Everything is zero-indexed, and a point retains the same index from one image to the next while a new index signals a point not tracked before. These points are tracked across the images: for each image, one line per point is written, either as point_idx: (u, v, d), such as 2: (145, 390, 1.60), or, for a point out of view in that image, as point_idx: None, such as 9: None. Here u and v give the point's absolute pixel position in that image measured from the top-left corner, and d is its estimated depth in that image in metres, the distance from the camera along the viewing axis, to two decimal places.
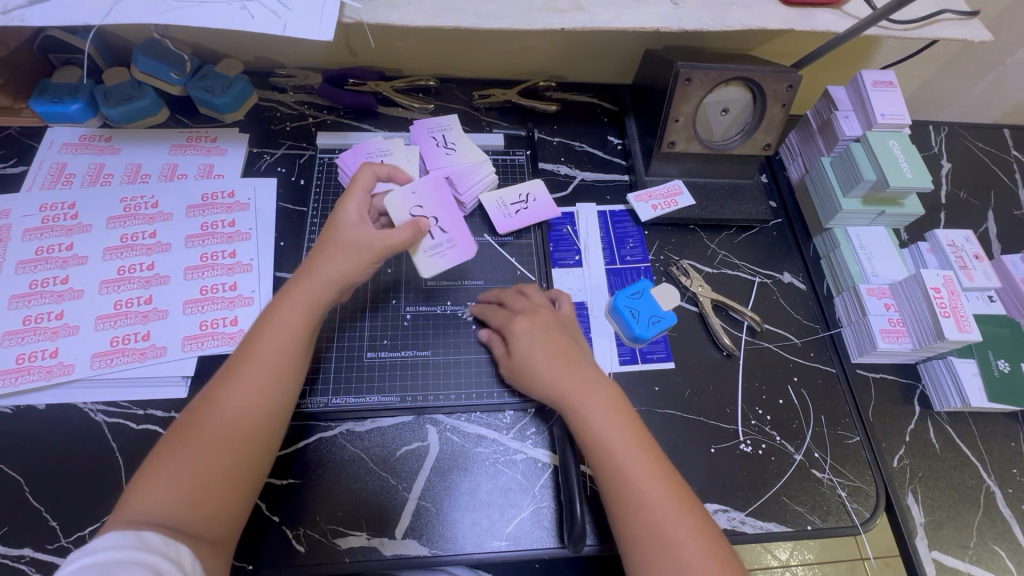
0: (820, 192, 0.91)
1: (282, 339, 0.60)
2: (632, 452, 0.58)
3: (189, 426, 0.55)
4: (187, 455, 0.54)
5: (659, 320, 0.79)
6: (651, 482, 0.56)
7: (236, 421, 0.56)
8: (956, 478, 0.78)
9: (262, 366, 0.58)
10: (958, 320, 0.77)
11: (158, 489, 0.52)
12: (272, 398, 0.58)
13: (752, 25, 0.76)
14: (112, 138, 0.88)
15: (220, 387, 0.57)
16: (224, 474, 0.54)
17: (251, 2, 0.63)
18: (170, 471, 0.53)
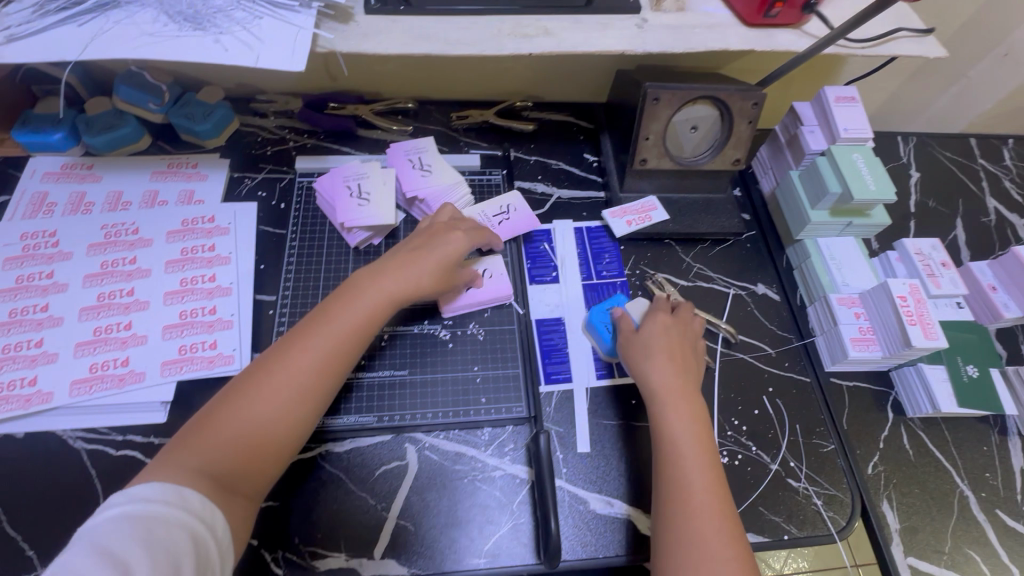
0: (790, 205, 0.94)
1: (356, 330, 0.67)
2: (699, 449, 0.66)
3: (254, 386, 0.61)
4: (245, 417, 0.59)
5: None
6: (702, 478, 0.63)
7: (297, 397, 0.62)
8: (929, 484, 0.79)
9: (332, 351, 0.65)
10: (925, 328, 0.79)
11: (213, 446, 0.57)
12: (331, 382, 0.65)
13: (715, 46, 0.78)
14: (93, 166, 0.90)
15: (291, 360, 0.63)
16: (268, 443, 0.60)
17: (225, 36, 0.65)
18: (227, 427, 0.58)
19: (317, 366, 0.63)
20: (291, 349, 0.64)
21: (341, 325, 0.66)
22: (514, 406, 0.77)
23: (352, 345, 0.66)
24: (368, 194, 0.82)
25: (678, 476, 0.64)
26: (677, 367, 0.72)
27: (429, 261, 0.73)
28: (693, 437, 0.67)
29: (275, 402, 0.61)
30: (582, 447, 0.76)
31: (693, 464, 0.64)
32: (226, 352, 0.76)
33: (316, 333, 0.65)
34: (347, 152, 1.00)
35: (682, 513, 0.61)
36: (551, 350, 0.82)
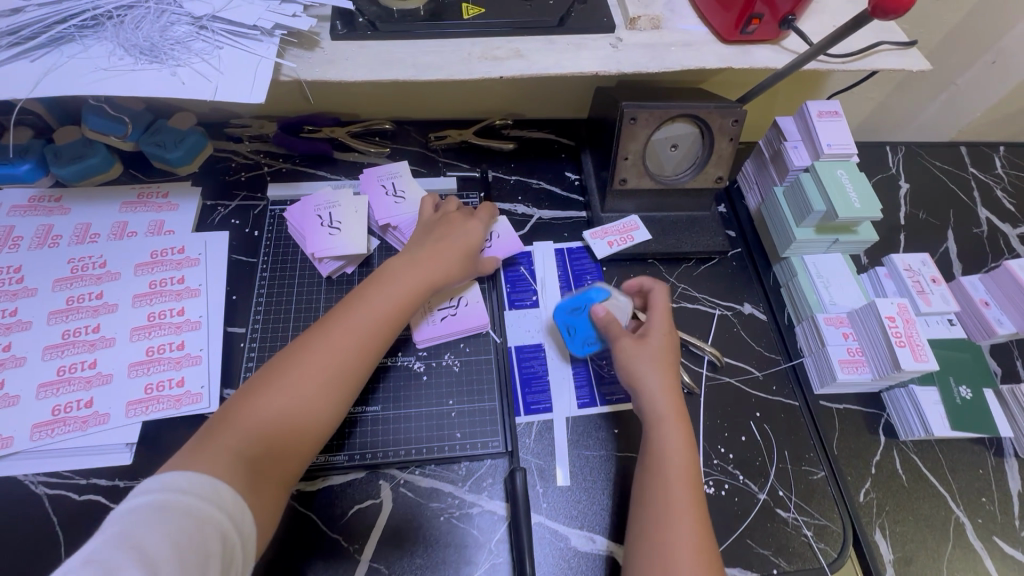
0: (776, 222, 0.92)
1: (390, 318, 0.67)
2: (677, 464, 0.63)
3: (291, 370, 0.60)
4: (282, 401, 0.58)
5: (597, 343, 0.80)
6: (679, 493, 0.61)
7: (334, 381, 0.61)
8: (924, 511, 0.76)
9: (367, 336, 0.65)
10: (914, 349, 0.76)
11: (240, 431, 0.55)
12: (365, 369, 0.65)
13: (692, 65, 0.76)
14: (61, 198, 0.88)
15: (328, 345, 0.63)
16: (304, 428, 0.59)
17: (182, 68, 0.64)
18: (265, 411, 0.57)
19: (353, 352, 0.63)
20: (327, 333, 0.64)
21: (376, 311, 0.66)
22: (491, 440, 0.74)
23: (385, 332, 0.67)
24: (339, 222, 0.82)
25: (655, 493, 0.61)
26: (671, 380, 0.70)
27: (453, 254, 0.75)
28: (676, 452, 0.64)
29: (313, 386, 0.60)
30: (562, 480, 0.73)
31: (671, 480, 0.62)
32: (194, 389, 0.73)
33: (352, 318, 0.65)
34: (322, 176, 0.96)
35: (654, 529, 0.59)
36: (531, 379, 0.80)
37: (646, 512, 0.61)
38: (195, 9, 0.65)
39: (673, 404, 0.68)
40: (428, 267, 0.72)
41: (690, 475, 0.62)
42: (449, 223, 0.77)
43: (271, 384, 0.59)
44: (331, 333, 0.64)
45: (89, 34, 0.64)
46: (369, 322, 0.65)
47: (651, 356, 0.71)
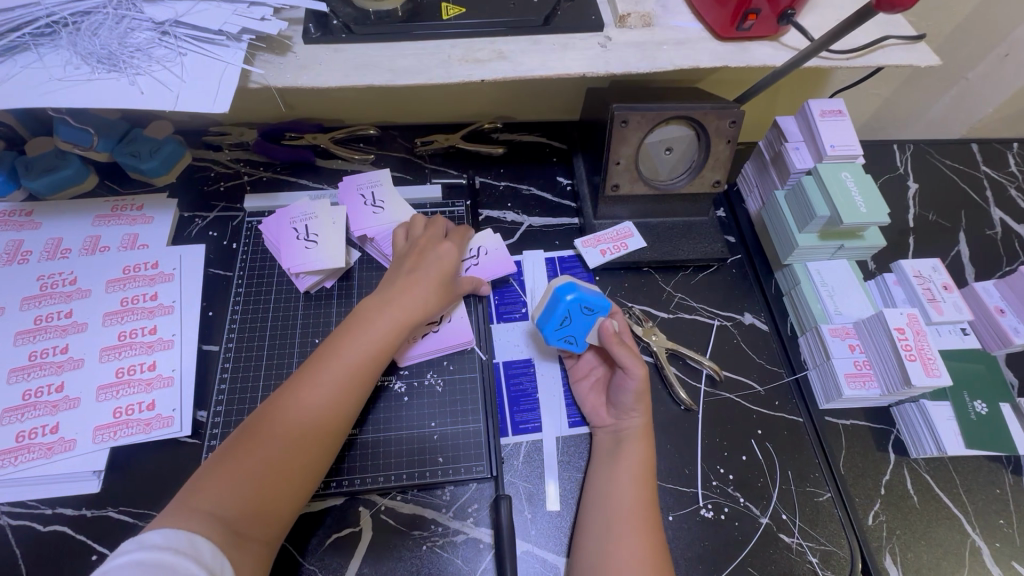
0: (777, 227, 0.87)
1: (371, 358, 0.64)
2: (628, 482, 0.65)
3: (266, 425, 0.57)
4: (259, 458, 0.55)
5: (570, 342, 0.74)
6: (628, 511, 0.62)
7: (313, 431, 0.58)
8: (937, 535, 0.72)
9: (346, 380, 0.61)
10: (926, 363, 0.72)
11: (221, 487, 0.52)
12: (347, 415, 0.61)
13: (685, 64, 0.72)
14: (33, 212, 0.84)
15: (305, 393, 0.59)
16: (286, 482, 0.56)
17: (142, 77, 0.60)
18: (241, 468, 0.54)
19: (332, 399, 0.60)
20: (302, 383, 0.60)
21: (354, 353, 0.63)
22: (475, 464, 0.71)
23: (367, 373, 0.63)
24: (316, 235, 0.80)
25: (605, 511, 0.64)
26: (644, 406, 0.69)
27: (435, 284, 0.71)
28: (631, 471, 0.65)
29: (290, 438, 0.57)
30: (553, 505, 0.69)
31: (622, 497, 0.64)
32: (164, 412, 0.70)
33: (329, 363, 0.62)
34: (304, 184, 0.92)
35: (602, 545, 0.61)
36: (520, 397, 0.76)
37: (594, 527, 0.63)
38: (157, 14, 0.62)
39: (637, 426, 0.69)
40: (409, 299, 0.68)
41: (643, 493, 0.64)
42: (426, 250, 0.74)
43: (245, 443, 0.56)
44: (306, 381, 0.60)
45: (44, 42, 0.61)
46: (348, 365, 0.62)
47: (635, 386, 0.68)
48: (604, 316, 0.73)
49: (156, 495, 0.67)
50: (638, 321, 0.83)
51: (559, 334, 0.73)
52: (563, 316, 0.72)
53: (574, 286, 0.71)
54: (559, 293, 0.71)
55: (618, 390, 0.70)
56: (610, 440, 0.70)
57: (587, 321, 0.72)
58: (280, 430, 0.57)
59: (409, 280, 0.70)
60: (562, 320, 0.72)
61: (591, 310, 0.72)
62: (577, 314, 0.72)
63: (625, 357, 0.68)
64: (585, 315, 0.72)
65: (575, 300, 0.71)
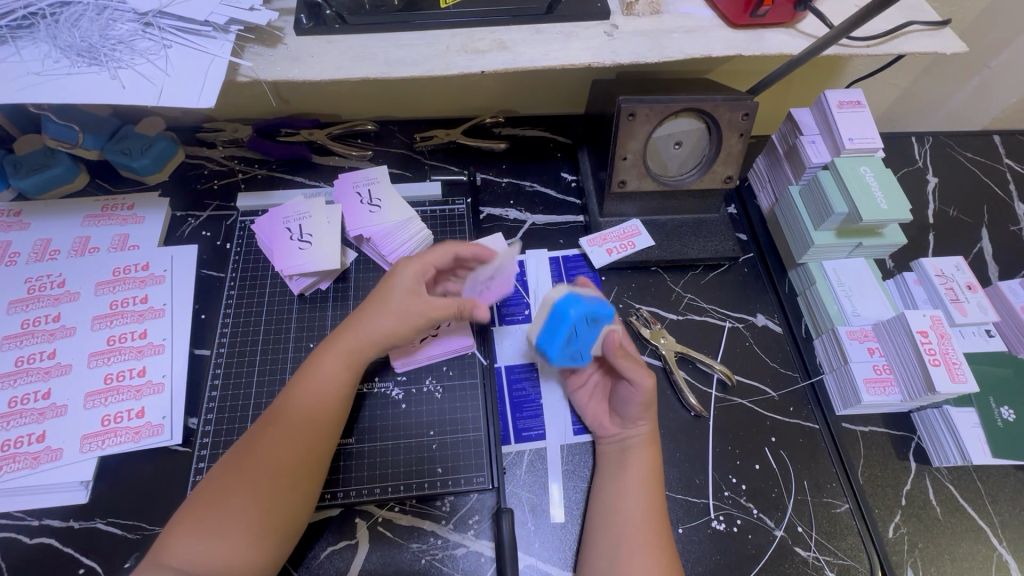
0: (791, 225, 0.83)
1: (326, 396, 0.62)
2: (637, 495, 0.62)
3: (226, 480, 0.56)
4: (219, 513, 0.54)
5: (578, 358, 0.68)
6: (638, 525, 0.60)
7: (274, 476, 0.57)
8: (961, 548, 0.69)
9: (302, 421, 0.60)
10: (951, 369, 0.68)
11: (197, 533, 0.53)
12: (311, 456, 0.59)
13: (696, 53, 0.68)
14: (21, 212, 0.81)
15: (260, 442, 0.58)
16: (256, 529, 0.54)
17: (123, 70, 0.57)
18: (203, 526, 0.53)
19: (290, 441, 0.59)
20: (257, 434, 0.59)
21: (308, 395, 0.61)
22: (475, 475, 0.68)
23: (326, 412, 0.61)
24: (310, 235, 0.77)
25: (614, 523, 0.61)
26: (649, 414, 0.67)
27: (396, 307, 0.66)
28: (638, 482, 0.63)
29: (251, 487, 0.56)
30: (557, 517, 0.67)
31: (632, 510, 0.61)
32: (154, 420, 0.68)
33: (283, 408, 0.61)
34: (300, 182, 0.89)
35: (613, 558, 0.59)
36: (523, 403, 0.73)
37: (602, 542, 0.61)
38: (140, 5, 0.59)
39: (643, 436, 0.66)
40: (362, 329, 0.65)
41: (652, 506, 0.62)
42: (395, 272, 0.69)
43: (207, 499, 0.55)
44: (262, 431, 0.59)
45: (22, 35, 0.58)
46: (303, 407, 0.61)
47: (643, 398, 0.65)
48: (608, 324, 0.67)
49: (145, 507, 0.65)
50: (646, 323, 0.80)
51: (563, 352, 0.67)
52: (568, 332, 0.66)
53: (575, 297, 0.66)
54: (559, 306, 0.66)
55: (623, 401, 0.67)
56: (612, 447, 0.68)
57: (593, 333, 0.67)
58: (249, 466, 0.57)
59: (366, 309, 0.67)
60: (567, 336, 0.66)
61: (596, 321, 0.66)
62: (582, 328, 0.66)
63: (633, 365, 0.66)
64: (591, 326, 0.66)
65: (580, 314, 0.65)
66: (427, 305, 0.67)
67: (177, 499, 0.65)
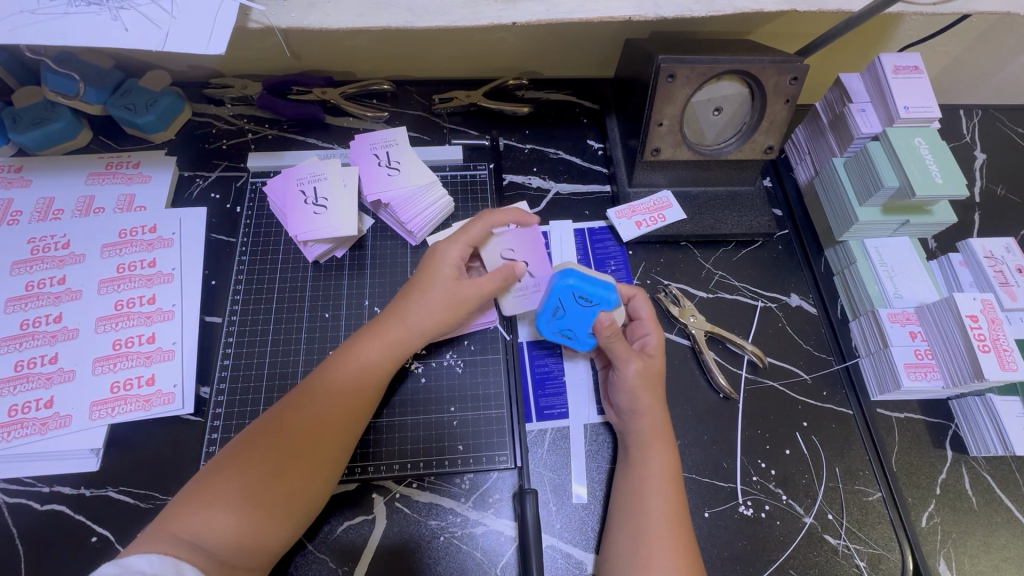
0: (833, 200, 0.78)
1: (363, 383, 0.60)
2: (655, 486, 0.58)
3: (252, 448, 0.54)
4: (240, 482, 0.51)
5: (571, 337, 0.67)
6: (657, 515, 0.57)
7: (299, 457, 0.54)
8: (997, 539, 0.66)
9: (337, 402, 0.58)
10: (1001, 356, 0.65)
11: (211, 506, 0.50)
12: (340, 441, 0.57)
13: (747, 7, 0.62)
14: (22, 168, 0.77)
15: (294, 413, 0.56)
16: (268, 505, 0.52)
17: (124, 11, 0.52)
18: (221, 498, 0.50)
19: (323, 424, 0.56)
20: (287, 410, 0.57)
21: (347, 375, 0.59)
22: (498, 453, 0.66)
23: (360, 396, 0.59)
24: (326, 199, 0.73)
25: (634, 518, 0.58)
26: (657, 406, 0.62)
27: (441, 294, 0.64)
28: (658, 473, 0.59)
29: (275, 463, 0.53)
30: (579, 497, 0.64)
31: (649, 500, 0.58)
32: (165, 388, 0.66)
33: (317, 385, 0.58)
34: (313, 143, 0.85)
35: (630, 554, 0.55)
36: (545, 380, 0.71)
37: (620, 535, 0.57)
38: None
39: (652, 423, 0.62)
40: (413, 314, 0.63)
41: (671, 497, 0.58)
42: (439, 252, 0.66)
43: (227, 469, 0.52)
44: (296, 404, 0.57)
45: None
46: (341, 385, 0.59)
47: (630, 383, 0.62)
48: (608, 310, 0.64)
49: (158, 476, 0.63)
50: (675, 301, 0.76)
51: (552, 326, 0.67)
52: (556, 306, 0.65)
53: (575, 270, 0.64)
54: (557, 277, 0.64)
55: (615, 389, 0.65)
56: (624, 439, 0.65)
57: (586, 314, 0.64)
58: (275, 445, 0.54)
59: (410, 293, 0.64)
60: (555, 311, 0.65)
61: (591, 303, 0.64)
62: (571, 303, 0.64)
63: (615, 348, 0.63)
64: (583, 308, 0.64)
65: (572, 286, 0.63)
66: (470, 289, 0.65)
67: (190, 470, 0.63)
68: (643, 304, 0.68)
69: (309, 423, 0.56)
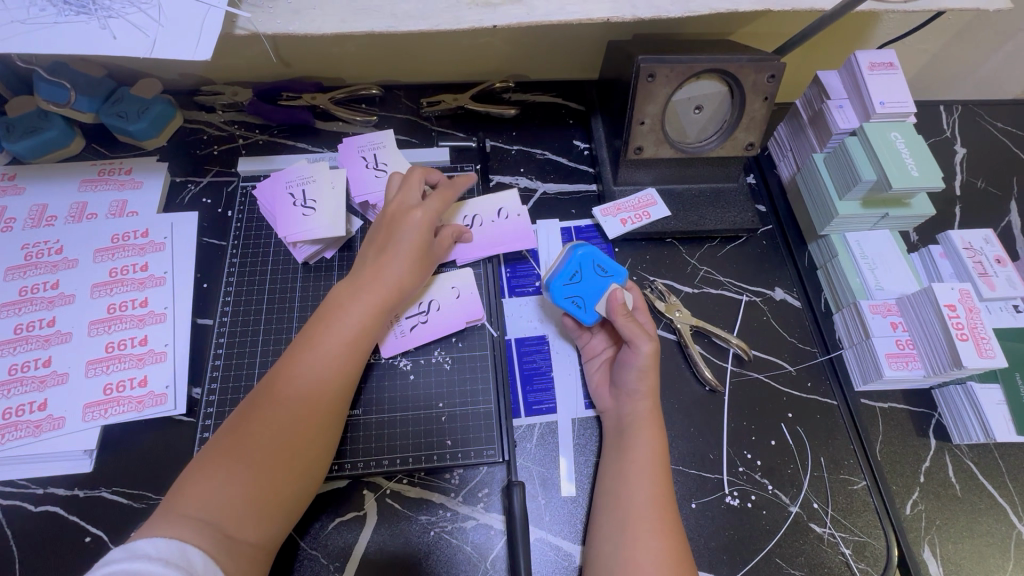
0: (814, 194, 0.80)
1: (347, 355, 0.60)
2: (641, 475, 0.59)
3: (228, 448, 0.53)
4: (223, 481, 0.51)
5: (581, 305, 0.67)
6: (643, 503, 0.57)
7: (292, 434, 0.54)
8: (981, 526, 0.67)
9: (313, 391, 0.57)
10: (979, 344, 0.66)
11: (214, 489, 0.50)
12: (328, 417, 0.57)
13: (722, 8, 0.64)
14: (16, 176, 0.79)
15: (269, 405, 0.55)
16: (268, 501, 0.52)
17: (113, 19, 0.54)
18: (224, 480, 0.51)
19: (308, 399, 0.56)
20: (272, 391, 0.56)
21: (330, 347, 0.59)
22: (486, 448, 0.67)
23: (335, 390, 0.58)
24: (314, 201, 0.74)
25: (620, 505, 0.58)
26: (651, 389, 0.64)
27: (409, 255, 0.65)
28: (643, 461, 0.60)
29: (261, 454, 0.53)
30: (567, 491, 0.65)
31: (636, 487, 0.59)
32: (157, 389, 0.67)
33: (298, 363, 0.58)
34: (303, 148, 0.86)
35: (617, 544, 0.56)
36: (534, 375, 0.72)
37: (606, 526, 0.58)
38: None
39: (642, 411, 0.63)
40: (380, 279, 0.63)
41: (657, 484, 0.59)
42: (398, 216, 0.67)
43: (221, 453, 0.52)
44: (265, 401, 0.55)
45: None
46: (308, 380, 0.57)
47: (642, 362, 0.63)
48: (618, 284, 0.68)
49: (150, 476, 0.64)
50: (660, 296, 0.78)
51: (565, 293, 0.68)
52: (574, 270, 0.68)
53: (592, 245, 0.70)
54: (575, 246, 0.69)
55: (623, 368, 0.65)
56: (610, 431, 0.65)
57: (602, 283, 0.68)
58: (264, 425, 0.54)
59: (380, 255, 0.65)
60: (572, 276, 0.68)
61: (605, 273, 0.68)
62: (589, 271, 0.68)
63: (633, 327, 0.63)
64: (599, 276, 0.68)
65: (589, 254, 0.69)
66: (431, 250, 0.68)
67: (182, 469, 0.64)
68: (637, 296, 0.71)
69: (295, 400, 0.56)
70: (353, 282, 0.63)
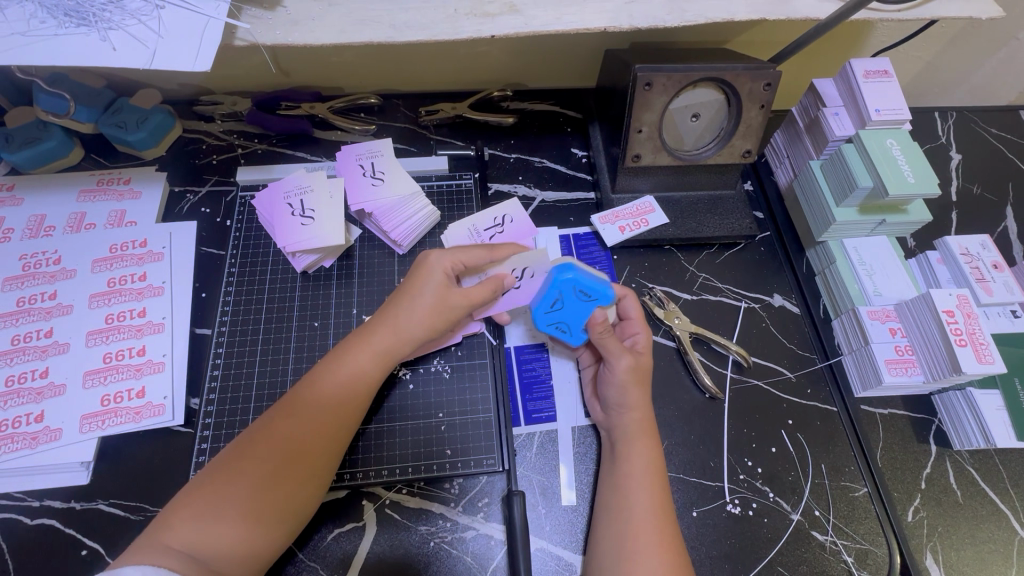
0: (811, 201, 0.80)
1: (351, 393, 0.60)
2: (641, 486, 0.59)
3: (219, 477, 0.53)
4: (214, 510, 0.51)
5: (565, 330, 0.68)
6: (642, 514, 0.57)
7: (288, 468, 0.54)
8: (982, 532, 0.67)
9: (314, 425, 0.57)
10: (978, 350, 0.66)
11: (202, 519, 0.50)
12: (327, 452, 0.57)
13: (718, 17, 0.64)
14: (14, 186, 0.79)
15: (268, 438, 0.55)
16: (264, 516, 0.52)
17: (113, 31, 0.54)
18: (213, 513, 0.51)
19: (309, 433, 0.57)
20: (273, 421, 0.57)
21: (336, 386, 0.59)
22: (486, 458, 0.66)
23: (344, 417, 0.59)
24: (312, 210, 0.74)
25: (620, 516, 0.58)
26: (641, 403, 0.63)
27: (429, 300, 0.63)
28: (643, 471, 0.60)
29: (254, 485, 0.53)
30: (568, 500, 0.65)
31: (636, 498, 0.58)
32: (155, 400, 0.66)
33: (303, 398, 0.58)
34: (302, 157, 0.86)
35: (617, 556, 0.56)
36: (533, 383, 0.72)
37: (607, 535, 0.58)
38: None
39: (636, 423, 0.63)
40: (391, 326, 0.63)
41: (658, 496, 0.58)
42: (422, 260, 0.66)
43: (214, 481, 0.53)
44: (276, 418, 0.57)
45: None
46: (311, 412, 0.58)
47: (620, 378, 0.63)
48: (603, 306, 0.65)
49: (147, 488, 0.63)
50: (659, 303, 0.78)
51: (548, 319, 0.67)
52: (554, 298, 0.65)
53: (575, 265, 0.64)
54: (557, 270, 0.64)
55: (603, 383, 0.65)
56: (609, 442, 0.65)
57: (585, 308, 0.65)
58: (260, 458, 0.54)
59: (398, 297, 0.64)
60: (553, 303, 0.65)
61: (590, 298, 0.64)
62: (571, 297, 0.65)
63: (608, 345, 0.64)
64: (582, 302, 0.65)
65: (572, 281, 0.64)
66: (459, 296, 0.64)
67: (180, 481, 0.64)
68: (632, 305, 0.70)
69: (294, 434, 0.56)
70: (367, 324, 0.64)
